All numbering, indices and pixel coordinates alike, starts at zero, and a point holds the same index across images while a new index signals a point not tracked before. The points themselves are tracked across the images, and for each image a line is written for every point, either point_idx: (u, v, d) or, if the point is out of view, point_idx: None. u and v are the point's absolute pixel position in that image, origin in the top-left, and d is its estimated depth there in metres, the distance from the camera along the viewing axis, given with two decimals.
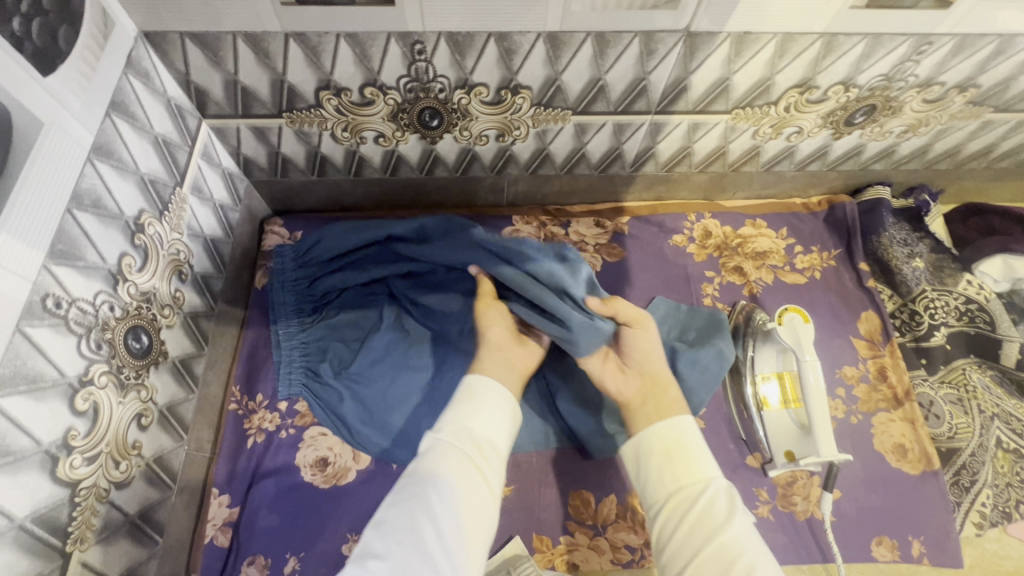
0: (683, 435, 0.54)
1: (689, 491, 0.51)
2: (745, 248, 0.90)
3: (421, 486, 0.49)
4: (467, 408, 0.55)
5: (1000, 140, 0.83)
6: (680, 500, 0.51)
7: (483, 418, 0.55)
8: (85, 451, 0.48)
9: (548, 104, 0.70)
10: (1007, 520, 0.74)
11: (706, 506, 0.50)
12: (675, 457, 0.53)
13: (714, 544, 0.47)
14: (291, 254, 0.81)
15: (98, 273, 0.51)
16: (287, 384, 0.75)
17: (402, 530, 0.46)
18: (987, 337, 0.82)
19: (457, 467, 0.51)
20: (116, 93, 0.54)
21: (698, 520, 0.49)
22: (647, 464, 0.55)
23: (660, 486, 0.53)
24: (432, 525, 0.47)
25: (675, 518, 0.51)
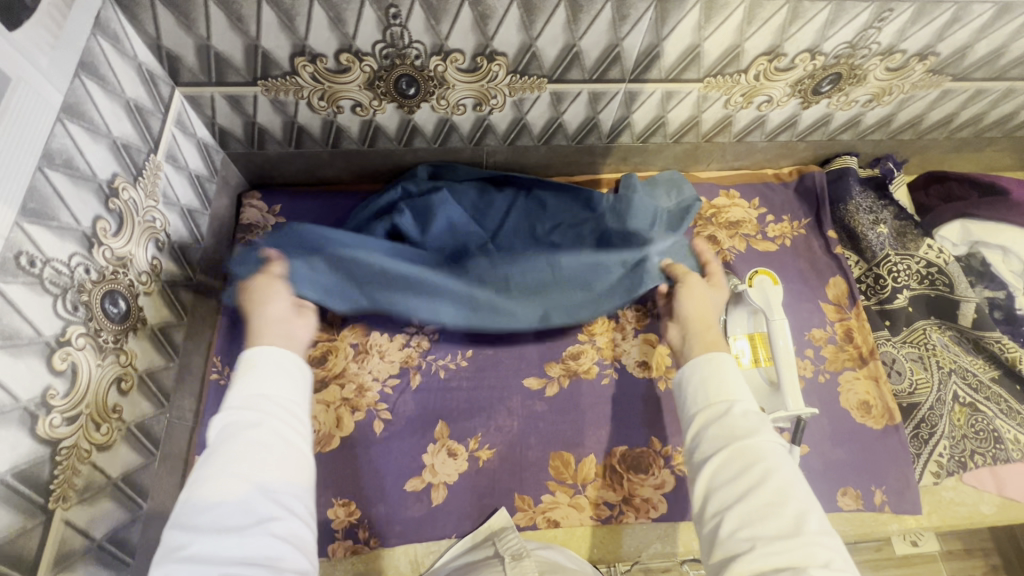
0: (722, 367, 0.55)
1: (771, 456, 0.48)
2: (719, 218, 0.93)
3: (215, 460, 0.44)
4: (248, 381, 0.49)
5: (958, 110, 0.87)
6: (766, 462, 0.47)
7: (268, 385, 0.50)
8: (65, 411, 0.48)
9: (524, 72, 0.71)
10: (962, 469, 0.78)
11: (794, 474, 0.47)
12: (745, 423, 0.50)
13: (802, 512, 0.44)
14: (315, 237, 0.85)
15: (72, 234, 0.50)
16: None
17: (209, 506, 0.41)
18: (945, 299, 0.85)
19: (254, 425, 0.46)
20: (84, 54, 0.53)
21: (791, 490, 0.45)
22: (702, 387, 0.54)
23: (747, 456, 0.48)
24: (239, 487, 0.42)
25: (764, 480, 0.46)
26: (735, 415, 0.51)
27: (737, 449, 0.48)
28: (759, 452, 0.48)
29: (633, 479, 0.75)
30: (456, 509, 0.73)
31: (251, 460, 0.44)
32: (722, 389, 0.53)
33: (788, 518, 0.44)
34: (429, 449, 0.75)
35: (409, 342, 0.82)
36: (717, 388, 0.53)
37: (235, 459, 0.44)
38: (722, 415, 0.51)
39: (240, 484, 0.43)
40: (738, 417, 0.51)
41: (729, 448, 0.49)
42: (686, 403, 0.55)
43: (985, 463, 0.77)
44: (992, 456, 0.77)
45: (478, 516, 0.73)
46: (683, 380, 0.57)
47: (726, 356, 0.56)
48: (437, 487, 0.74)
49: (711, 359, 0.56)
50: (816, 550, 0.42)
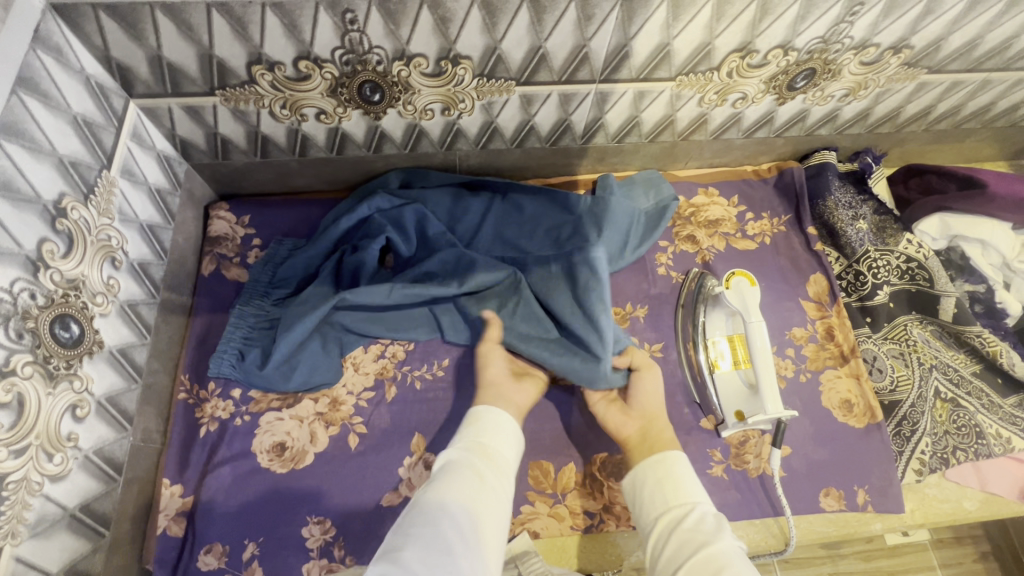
0: (673, 469, 0.60)
1: (732, 566, 0.49)
2: (698, 217, 0.92)
3: (438, 488, 0.52)
4: (487, 433, 0.60)
5: (935, 103, 0.86)
6: (727, 574, 0.48)
7: (496, 449, 0.59)
8: (11, 444, 0.46)
9: (490, 75, 0.69)
10: (945, 465, 0.77)
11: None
12: (700, 531, 0.53)
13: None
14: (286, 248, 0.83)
15: (13, 260, 0.48)
16: (219, 363, 0.73)
17: (432, 529, 0.48)
18: (926, 293, 0.84)
19: (488, 476, 0.55)
20: (22, 69, 0.50)
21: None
22: (658, 499, 0.58)
23: (707, 567, 0.49)
24: (458, 519, 0.49)
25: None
26: (691, 521, 0.54)
27: (697, 564, 0.50)
28: (719, 565, 0.49)
29: (613, 486, 0.74)
30: None
31: (464, 496, 0.52)
32: (678, 492, 0.58)
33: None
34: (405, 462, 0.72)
35: (383, 353, 0.79)
36: (674, 492, 0.58)
37: (459, 493, 0.52)
38: (680, 525, 0.54)
39: (457, 520, 0.49)
40: (695, 524, 0.54)
41: (691, 559, 0.51)
42: (648, 516, 0.58)
43: (966, 458, 0.77)
44: (974, 451, 0.77)
45: None
46: (637, 492, 0.61)
47: (679, 458, 0.62)
48: None
49: (658, 461, 0.61)
50: None
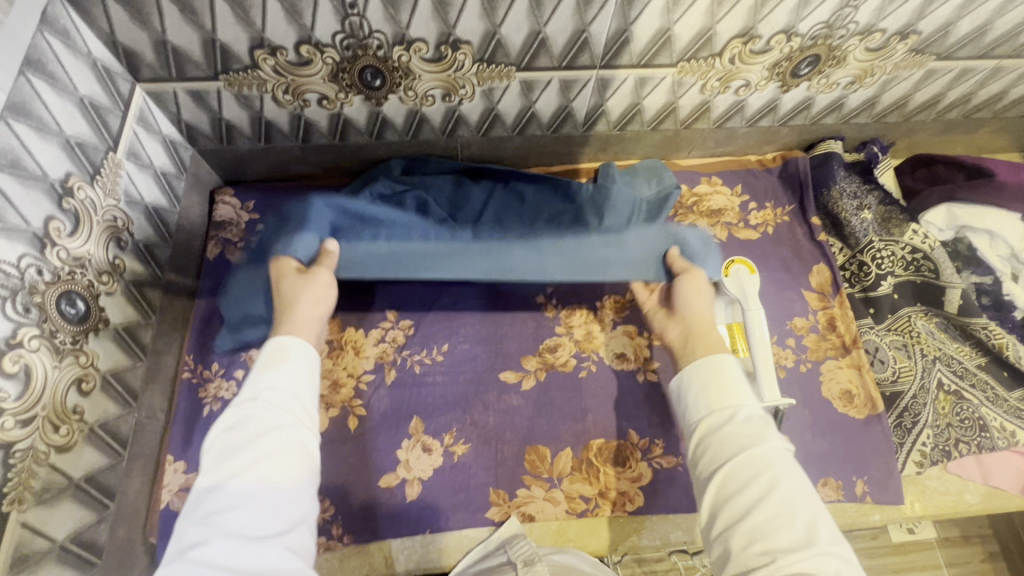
0: (722, 367, 0.58)
1: (776, 468, 0.50)
2: (700, 207, 0.91)
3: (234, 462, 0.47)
4: (273, 370, 0.53)
5: (945, 91, 0.84)
6: (784, 470, 0.50)
7: (293, 380, 0.53)
8: (18, 414, 0.48)
9: (490, 60, 0.69)
10: (947, 458, 0.76)
11: (805, 483, 0.50)
12: (756, 427, 0.53)
13: (820, 519, 0.47)
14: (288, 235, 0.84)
15: (21, 236, 0.50)
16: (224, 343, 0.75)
17: (227, 502, 0.45)
18: (931, 285, 0.83)
19: (280, 414, 0.50)
20: (30, 51, 0.52)
21: (806, 498, 0.48)
22: (702, 396, 0.57)
23: (765, 464, 0.50)
24: (254, 476, 0.46)
25: (781, 486, 0.48)
26: (745, 418, 0.54)
27: (755, 457, 0.50)
28: (774, 462, 0.50)
29: (609, 472, 0.74)
30: (430, 505, 0.72)
31: (252, 454, 0.47)
32: (730, 392, 0.56)
33: (805, 527, 0.46)
34: (404, 444, 0.75)
35: (384, 337, 0.80)
36: (730, 393, 0.56)
37: (246, 448, 0.47)
38: (725, 424, 0.54)
39: (251, 481, 0.46)
40: (751, 422, 0.53)
41: (750, 451, 0.51)
42: (689, 409, 0.58)
43: (969, 451, 0.76)
44: (976, 445, 0.76)
45: (451, 512, 0.72)
46: (688, 382, 0.59)
47: (729, 359, 0.59)
48: (411, 483, 0.73)
49: (713, 362, 0.58)
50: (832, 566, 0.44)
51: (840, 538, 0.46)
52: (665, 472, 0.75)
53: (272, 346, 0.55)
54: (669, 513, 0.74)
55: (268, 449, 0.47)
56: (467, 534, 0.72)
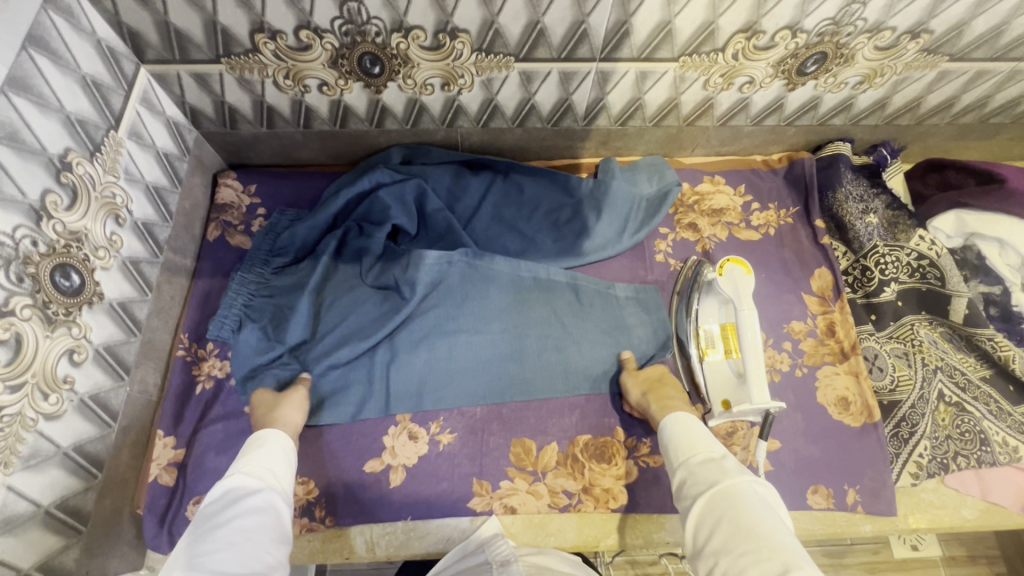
0: (688, 426, 0.66)
1: (741, 501, 0.55)
2: (702, 206, 0.90)
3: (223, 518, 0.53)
4: (255, 447, 0.62)
5: (959, 93, 0.82)
6: (740, 506, 0.54)
7: (272, 458, 0.61)
8: (8, 379, 0.49)
9: (488, 50, 0.69)
10: (944, 471, 0.74)
11: (769, 516, 0.53)
12: (718, 470, 0.59)
13: (780, 551, 0.49)
14: (287, 220, 0.85)
15: (17, 207, 0.51)
16: (220, 325, 0.76)
17: (209, 549, 0.50)
18: (936, 292, 0.81)
19: (259, 481, 0.57)
20: (34, 27, 0.53)
21: (764, 530, 0.51)
22: (677, 448, 0.65)
23: (723, 504, 0.56)
24: (233, 532, 0.52)
25: (737, 524, 0.53)
26: (705, 466, 0.61)
27: (714, 499, 0.57)
28: (733, 501, 0.55)
29: (594, 468, 0.74)
30: (412, 493, 0.72)
31: (232, 511, 0.53)
32: (698, 443, 0.64)
33: (764, 559, 0.49)
34: (390, 431, 0.75)
35: None
36: (697, 443, 0.64)
37: (230, 510, 0.54)
38: (695, 471, 0.61)
39: (231, 532, 0.52)
40: (708, 465, 0.60)
41: (710, 494, 0.57)
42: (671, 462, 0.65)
43: (968, 465, 0.74)
44: (976, 458, 0.74)
45: (433, 501, 0.72)
46: (665, 440, 0.67)
47: (695, 417, 0.67)
48: (396, 469, 0.73)
49: (678, 418, 0.67)
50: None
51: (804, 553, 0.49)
52: (652, 470, 0.75)
53: (256, 435, 0.64)
54: (653, 513, 0.73)
55: (250, 510, 0.54)
56: (450, 523, 0.72)
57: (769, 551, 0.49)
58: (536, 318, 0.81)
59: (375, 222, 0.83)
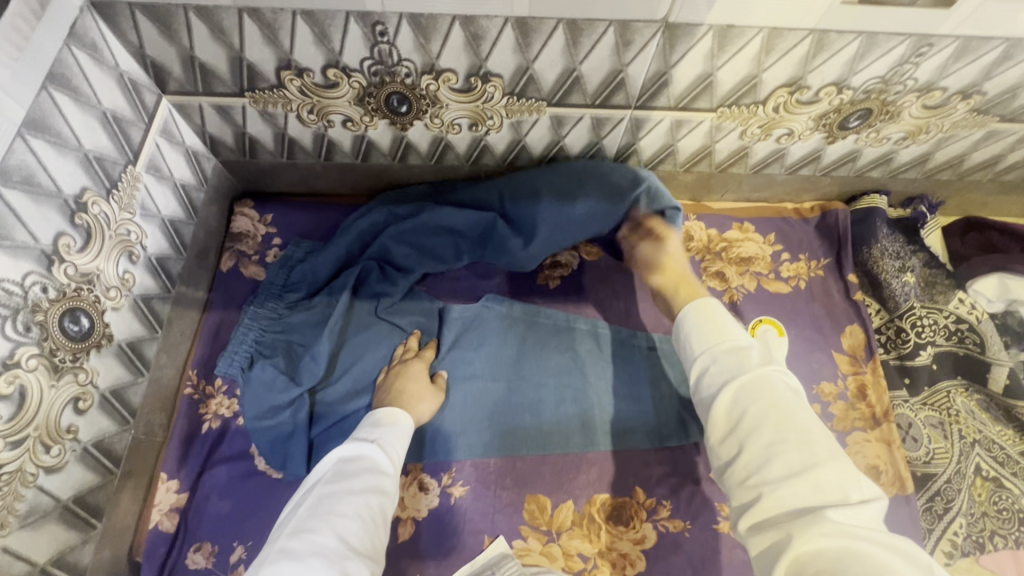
0: (713, 314, 0.57)
1: (776, 394, 0.48)
2: (729, 253, 0.87)
3: (354, 484, 0.56)
4: (386, 426, 0.65)
5: (1006, 152, 0.78)
6: (770, 395, 0.48)
7: (398, 440, 0.64)
8: (8, 435, 0.47)
9: (521, 94, 0.67)
10: (979, 550, 0.70)
11: (797, 405, 0.48)
12: (744, 360, 0.51)
13: (812, 446, 0.45)
14: (302, 252, 0.83)
15: (28, 254, 0.49)
16: (227, 363, 0.73)
17: (344, 510, 0.53)
18: (974, 359, 0.78)
19: (387, 463, 0.60)
20: (55, 66, 0.51)
21: (795, 426, 0.46)
22: (699, 333, 0.55)
23: (749, 395, 0.48)
24: (361, 503, 0.55)
25: (764, 415, 0.47)
26: (727, 353, 0.52)
27: (740, 391, 0.49)
28: (759, 391, 0.48)
29: (611, 531, 0.71)
30: (423, 549, 0.70)
31: (361, 483, 0.57)
32: (723, 330, 0.54)
33: (791, 451, 0.45)
34: (400, 481, 0.72)
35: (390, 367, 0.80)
36: (720, 329, 0.55)
37: (363, 478, 0.57)
38: (716, 357, 0.52)
39: (362, 503, 0.55)
40: (732, 355, 0.52)
41: (734, 384, 0.50)
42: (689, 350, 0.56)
43: (1006, 546, 0.71)
44: (1014, 539, 0.71)
45: (442, 558, 0.69)
46: (682, 329, 0.58)
47: (719, 303, 0.58)
48: (404, 523, 0.71)
49: (700, 305, 0.58)
50: (835, 484, 0.43)
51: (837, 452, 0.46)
52: (671, 536, 0.71)
53: (389, 408, 0.67)
54: None
55: (374, 486, 0.57)
56: None
57: (800, 448, 0.45)
58: (554, 369, 0.78)
59: (397, 264, 0.82)
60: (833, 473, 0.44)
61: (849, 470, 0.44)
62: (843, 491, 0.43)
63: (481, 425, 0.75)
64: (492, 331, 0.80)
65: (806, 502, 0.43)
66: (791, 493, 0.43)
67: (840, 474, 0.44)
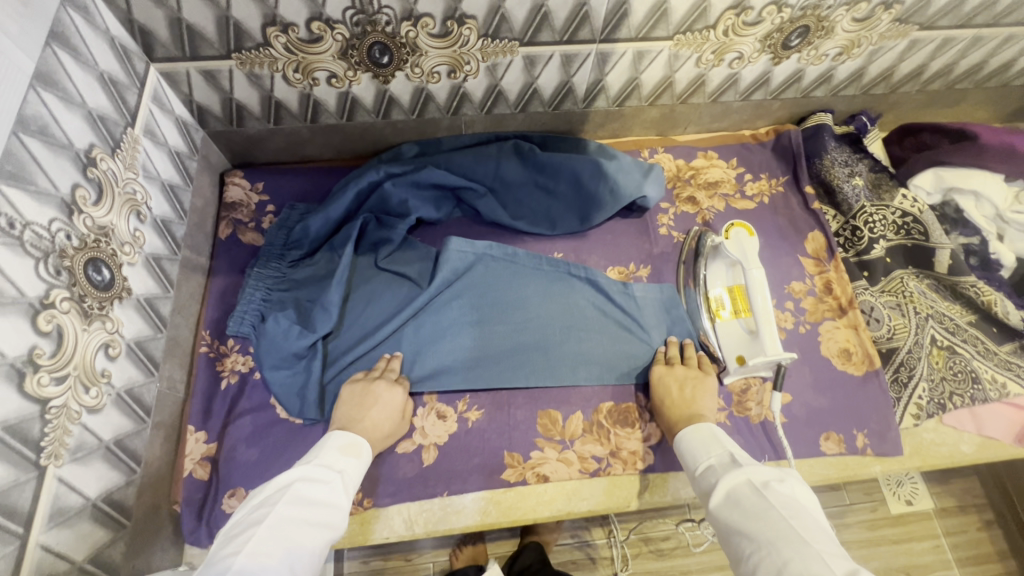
0: (699, 434, 0.67)
1: (745, 501, 0.55)
2: (698, 180, 0.94)
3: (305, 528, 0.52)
4: (347, 461, 0.62)
5: (929, 61, 0.88)
6: (738, 504, 0.55)
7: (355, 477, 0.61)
8: (53, 371, 0.49)
9: (494, 35, 0.72)
10: (942, 410, 0.80)
11: (761, 505, 0.53)
12: (718, 472, 0.60)
13: (779, 545, 0.49)
14: (298, 214, 0.86)
15: (51, 200, 0.51)
16: (238, 322, 0.76)
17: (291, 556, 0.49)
18: (921, 247, 0.86)
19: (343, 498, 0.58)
20: (55, 24, 0.53)
21: (759, 528, 0.51)
22: (691, 452, 0.66)
23: (721, 513, 0.56)
24: (311, 541, 0.52)
25: (737, 527, 0.53)
26: (705, 476, 0.62)
27: (718, 509, 0.57)
28: (729, 505, 0.56)
29: (620, 432, 0.77)
30: (447, 470, 0.74)
31: (317, 515, 0.54)
32: (705, 448, 0.64)
33: (765, 553, 0.49)
34: (419, 412, 0.76)
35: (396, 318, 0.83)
36: (702, 451, 0.64)
37: (315, 520, 0.53)
38: (705, 477, 0.62)
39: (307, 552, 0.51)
40: (708, 475, 0.61)
41: (717, 499, 0.57)
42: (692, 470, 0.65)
43: (963, 403, 0.79)
44: (970, 396, 0.79)
45: (468, 476, 0.74)
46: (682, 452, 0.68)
47: (711, 425, 0.67)
48: (427, 448, 0.75)
49: (695, 427, 0.68)
50: (804, 571, 0.45)
51: (810, 540, 0.48)
52: None
53: (355, 437, 0.65)
54: (678, 471, 0.76)
55: (328, 524, 0.54)
56: (485, 496, 0.73)
57: (768, 550, 0.49)
58: (550, 296, 0.83)
59: (393, 215, 0.86)
60: (803, 564, 0.46)
61: (815, 555, 0.46)
62: (814, 575, 0.45)
63: (488, 354, 0.80)
64: (490, 270, 0.84)
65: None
66: None
67: (810, 565, 0.46)
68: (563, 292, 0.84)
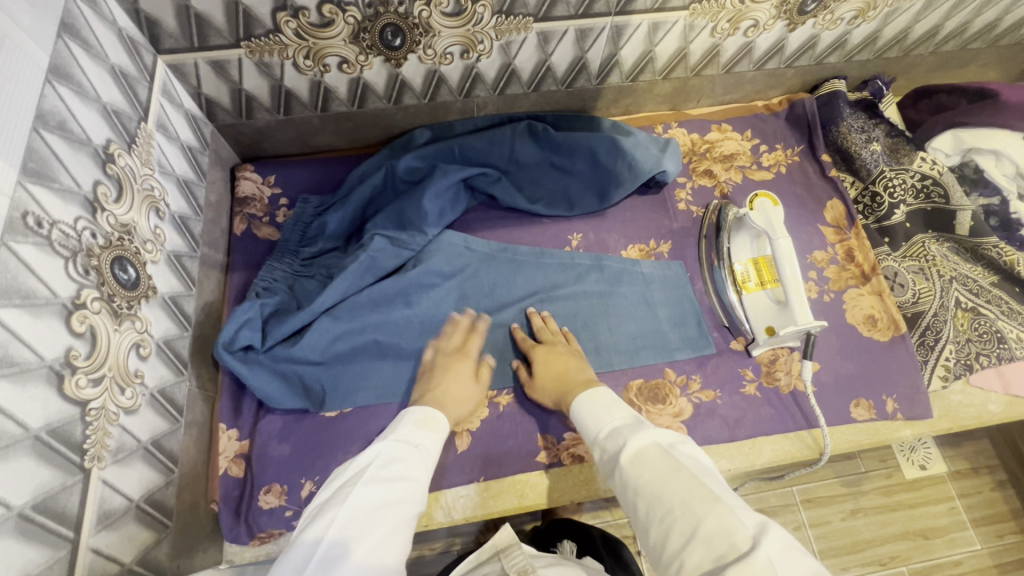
0: (596, 398, 0.62)
1: (661, 461, 0.49)
2: (713, 153, 0.93)
3: (388, 496, 0.47)
4: (424, 433, 0.57)
5: (943, 21, 0.87)
6: (646, 464, 0.50)
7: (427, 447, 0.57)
8: (90, 372, 0.48)
9: (509, 12, 0.70)
10: (969, 371, 0.80)
11: (672, 466, 0.48)
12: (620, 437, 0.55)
13: (692, 504, 0.44)
14: (310, 210, 0.84)
15: (73, 197, 0.50)
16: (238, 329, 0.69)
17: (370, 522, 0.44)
18: (941, 210, 0.86)
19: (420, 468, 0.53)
20: (65, 16, 0.52)
21: (672, 488, 0.47)
22: (590, 419, 0.60)
23: (629, 473, 0.50)
24: (396, 506, 0.47)
25: (646, 487, 0.48)
26: (610, 439, 0.56)
27: (627, 470, 0.51)
28: (638, 466, 0.50)
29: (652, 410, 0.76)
30: (481, 454, 0.74)
31: (397, 488, 0.48)
32: (612, 414, 0.59)
33: (678, 514, 0.45)
34: None
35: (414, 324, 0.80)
36: (604, 415, 0.59)
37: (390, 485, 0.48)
38: (609, 439, 0.56)
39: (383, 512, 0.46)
40: (612, 438, 0.55)
41: (625, 461, 0.52)
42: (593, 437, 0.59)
43: (990, 363, 0.79)
44: (996, 356, 0.79)
45: (502, 460, 0.74)
46: (580, 424, 0.62)
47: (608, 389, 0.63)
48: (460, 435, 0.74)
49: (589, 394, 0.62)
50: (724, 531, 0.41)
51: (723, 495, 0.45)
52: (707, 406, 0.77)
53: (426, 412, 0.60)
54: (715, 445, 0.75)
55: (410, 491, 0.50)
56: (520, 478, 0.73)
57: (681, 508, 0.45)
58: (568, 280, 0.83)
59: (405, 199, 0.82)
60: (717, 522, 0.42)
61: (727, 513, 0.43)
62: (732, 534, 0.41)
63: (502, 338, 0.79)
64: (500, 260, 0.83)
65: (710, 567, 0.41)
66: (693, 560, 0.41)
67: (724, 521, 0.42)
68: (580, 276, 0.83)
